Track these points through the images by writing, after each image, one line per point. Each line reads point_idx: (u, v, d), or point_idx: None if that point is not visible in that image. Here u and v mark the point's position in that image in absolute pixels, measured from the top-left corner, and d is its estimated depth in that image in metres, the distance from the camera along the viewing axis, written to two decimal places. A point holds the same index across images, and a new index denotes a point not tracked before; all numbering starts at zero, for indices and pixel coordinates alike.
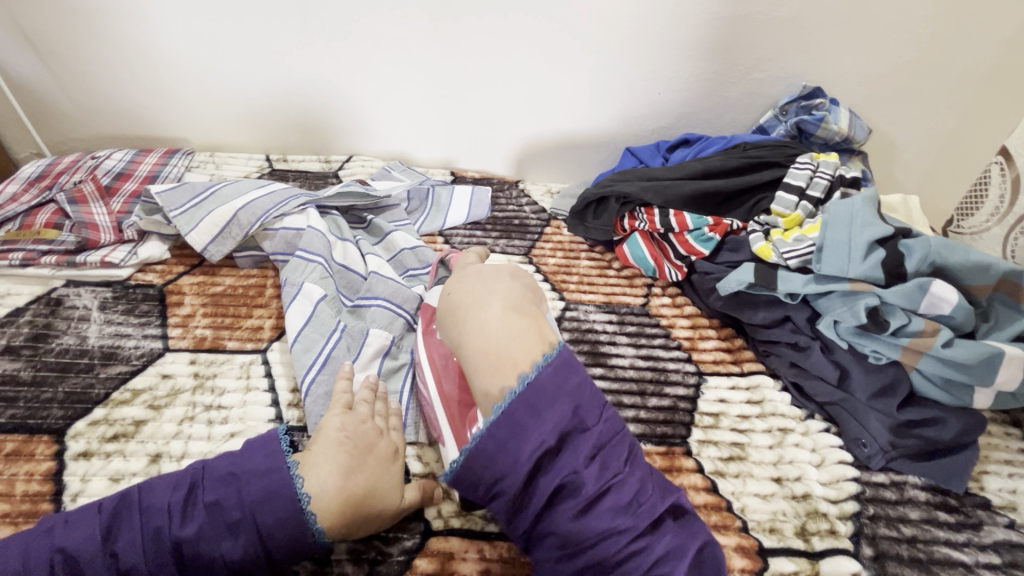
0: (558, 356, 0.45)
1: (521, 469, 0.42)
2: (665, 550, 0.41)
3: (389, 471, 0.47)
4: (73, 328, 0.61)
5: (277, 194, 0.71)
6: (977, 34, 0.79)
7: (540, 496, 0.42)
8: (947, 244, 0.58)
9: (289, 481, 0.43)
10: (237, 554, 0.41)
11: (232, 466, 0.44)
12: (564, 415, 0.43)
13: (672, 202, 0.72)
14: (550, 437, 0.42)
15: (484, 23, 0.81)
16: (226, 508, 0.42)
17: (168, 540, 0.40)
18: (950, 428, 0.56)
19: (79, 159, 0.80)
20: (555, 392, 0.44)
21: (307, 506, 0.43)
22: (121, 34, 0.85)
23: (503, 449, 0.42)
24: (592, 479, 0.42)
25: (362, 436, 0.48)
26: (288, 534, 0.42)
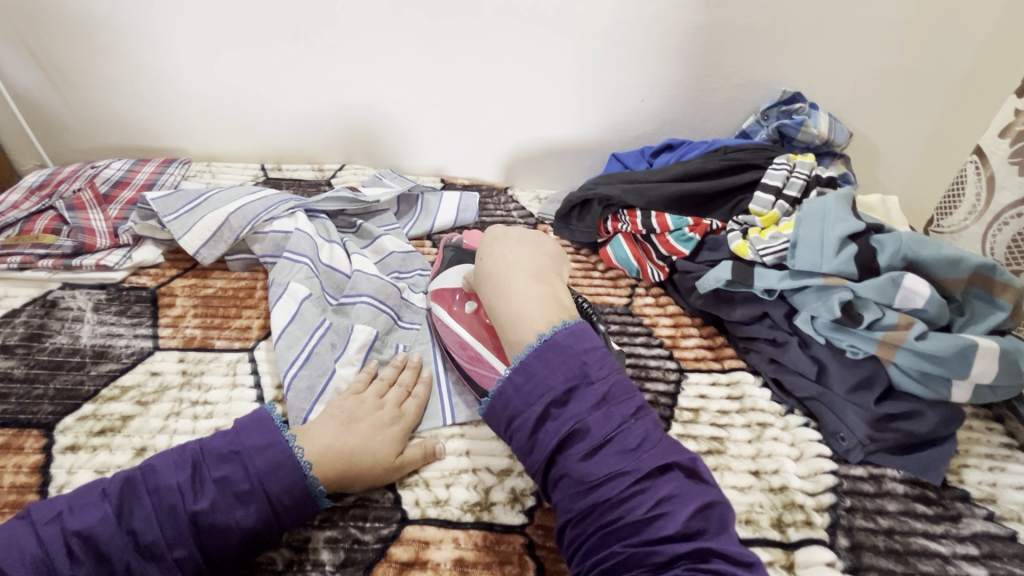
0: (574, 326, 0.50)
1: (551, 400, 0.46)
2: (666, 490, 0.42)
3: (385, 434, 0.51)
4: (67, 328, 0.63)
5: (268, 199, 0.73)
6: (950, 38, 0.81)
7: (552, 436, 0.45)
8: (919, 239, 0.59)
9: (290, 452, 0.46)
10: (251, 521, 0.44)
11: (234, 442, 0.46)
12: (573, 369, 0.47)
13: (654, 203, 0.74)
14: (561, 385, 0.46)
15: (470, 35, 0.84)
16: (233, 481, 0.44)
17: (184, 513, 0.42)
18: (927, 421, 0.57)
19: (80, 168, 0.83)
20: (565, 352, 0.48)
21: (309, 472, 0.46)
22: (121, 48, 0.88)
23: (521, 391, 0.47)
24: (599, 424, 0.44)
25: (350, 408, 0.52)
26: (296, 498, 0.45)
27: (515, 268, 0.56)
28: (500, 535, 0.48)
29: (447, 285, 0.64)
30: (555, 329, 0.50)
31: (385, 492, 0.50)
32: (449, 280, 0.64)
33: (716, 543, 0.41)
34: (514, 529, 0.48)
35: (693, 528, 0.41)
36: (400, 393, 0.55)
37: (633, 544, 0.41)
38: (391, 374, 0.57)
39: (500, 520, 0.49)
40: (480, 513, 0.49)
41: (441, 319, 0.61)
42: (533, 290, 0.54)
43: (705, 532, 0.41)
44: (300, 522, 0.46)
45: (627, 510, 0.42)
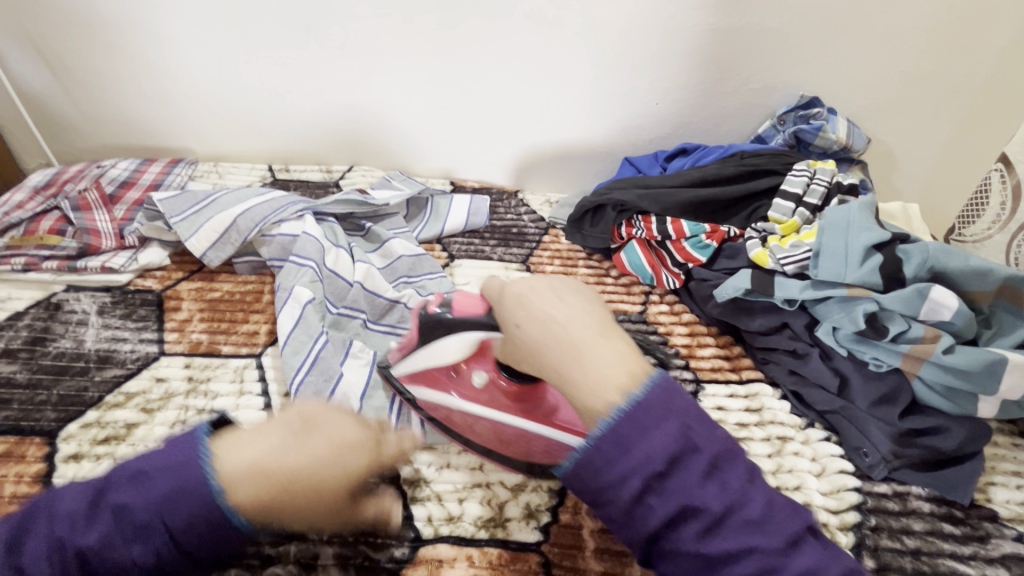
0: (658, 382, 0.37)
1: (646, 476, 0.34)
2: (808, 564, 0.34)
3: (347, 450, 0.40)
4: (71, 332, 0.61)
5: (276, 202, 0.71)
6: (972, 43, 0.79)
7: (652, 515, 0.34)
8: (944, 249, 0.57)
9: (208, 473, 0.35)
10: (150, 560, 0.33)
11: (136, 463, 0.36)
12: (674, 437, 0.35)
13: (670, 209, 0.72)
14: (662, 456, 0.34)
15: (482, 34, 0.82)
16: (133, 510, 0.34)
17: (67, 549, 0.33)
18: (954, 437, 0.55)
19: (85, 168, 0.82)
20: (663, 410, 0.35)
21: (227, 498, 0.35)
22: (128, 46, 0.87)
23: (610, 463, 0.35)
24: (714, 497, 0.34)
25: (308, 417, 0.40)
26: (206, 533, 0.34)
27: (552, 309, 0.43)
28: (516, 553, 0.47)
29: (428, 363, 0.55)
30: (643, 387, 0.36)
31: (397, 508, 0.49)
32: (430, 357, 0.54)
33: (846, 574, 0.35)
34: (530, 546, 0.47)
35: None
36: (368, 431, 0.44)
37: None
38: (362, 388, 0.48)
39: (516, 536, 0.48)
40: (495, 529, 0.48)
41: (450, 404, 0.54)
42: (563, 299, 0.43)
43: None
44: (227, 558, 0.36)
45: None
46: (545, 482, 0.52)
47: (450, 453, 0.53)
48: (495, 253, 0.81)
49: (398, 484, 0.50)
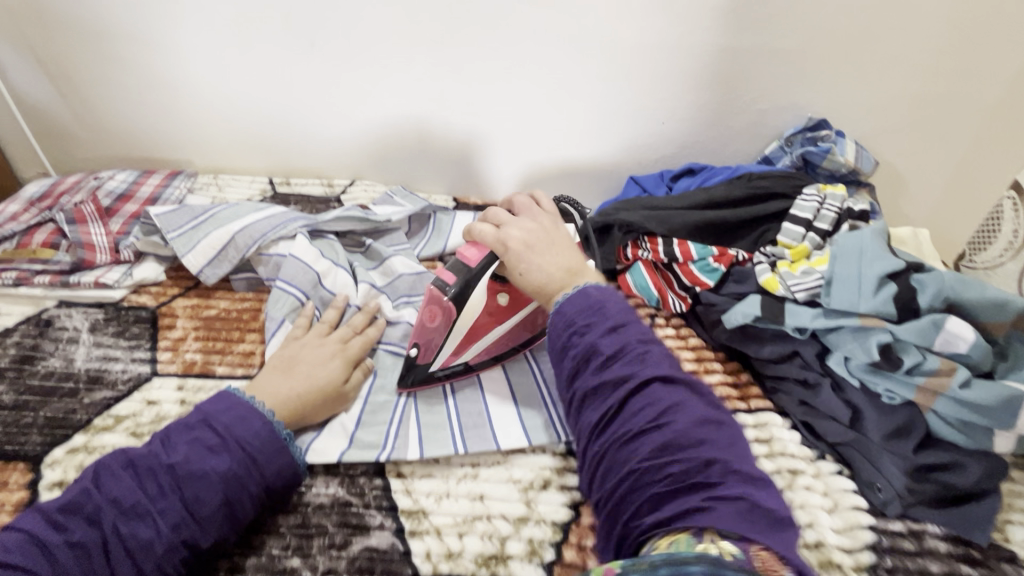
0: (602, 287, 0.51)
1: (573, 335, 0.48)
2: (676, 403, 0.43)
3: (328, 364, 0.55)
4: (61, 351, 0.60)
5: (276, 218, 0.70)
6: (981, 68, 0.79)
7: (572, 361, 0.47)
8: (961, 279, 0.56)
9: (252, 405, 0.48)
10: (226, 467, 0.44)
11: (197, 413, 0.48)
12: (606, 314, 0.48)
13: (676, 231, 0.71)
14: (580, 320, 0.48)
15: (488, 49, 0.81)
16: (204, 437, 0.46)
17: (161, 469, 0.44)
18: (970, 473, 0.53)
19: (83, 179, 0.80)
20: (602, 302, 0.49)
21: (272, 417, 0.49)
22: (130, 57, 0.86)
23: (559, 333, 0.49)
24: (612, 345, 0.46)
25: (298, 359, 0.55)
26: (267, 440, 0.47)
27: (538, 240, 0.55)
28: None
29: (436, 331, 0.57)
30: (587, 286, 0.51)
31: (393, 543, 0.46)
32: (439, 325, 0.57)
33: (729, 461, 0.41)
34: None
35: (701, 440, 0.41)
36: (347, 331, 0.59)
37: (649, 458, 0.41)
38: (334, 318, 0.61)
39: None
40: (497, 567, 0.46)
41: (488, 341, 0.60)
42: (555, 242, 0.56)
43: (717, 447, 0.41)
44: (282, 481, 0.47)
45: (637, 423, 0.43)
46: (549, 516, 0.50)
47: (450, 482, 0.51)
48: None
49: (396, 517, 0.48)
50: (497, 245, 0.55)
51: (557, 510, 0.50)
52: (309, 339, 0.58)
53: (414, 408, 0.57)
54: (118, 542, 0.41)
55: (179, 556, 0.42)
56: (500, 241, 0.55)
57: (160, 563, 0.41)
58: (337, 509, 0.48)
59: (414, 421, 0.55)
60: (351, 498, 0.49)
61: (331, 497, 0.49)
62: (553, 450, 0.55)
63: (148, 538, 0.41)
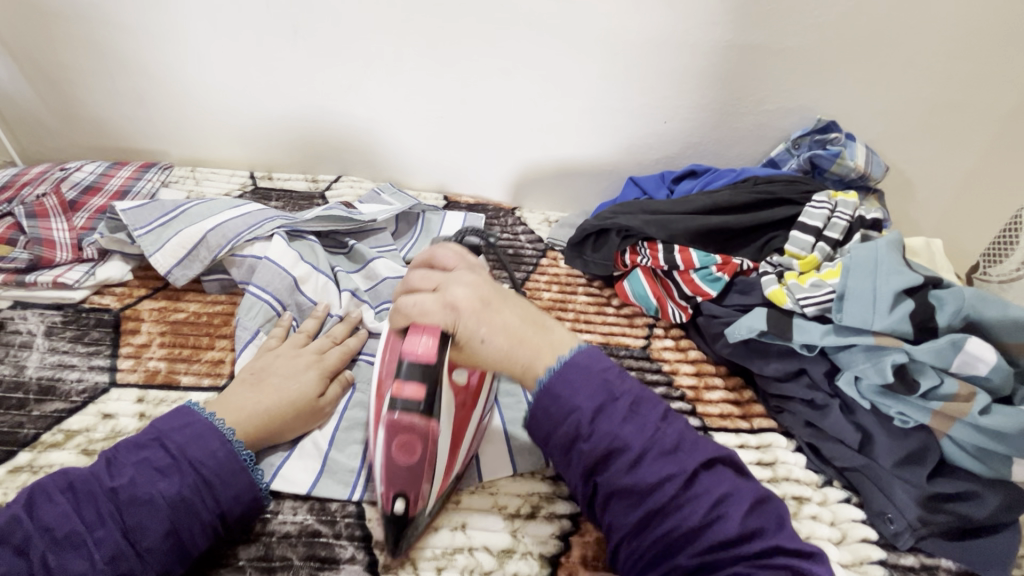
0: (587, 351, 0.44)
1: (579, 421, 0.41)
2: (721, 489, 0.40)
3: (302, 374, 0.50)
4: (12, 357, 0.55)
5: (252, 216, 0.66)
6: (1001, 71, 0.75)
7: (587, 457, 0.41)
8: (982, 296, 0.52)
9: (211, 423, 0.44)
10: (176, 491, 0.40)
11: (149, 430, 0.43)
12: (599, 390, 0.42)
13: (677, 237, 0.67)
14: (587, 404, 0.41)
15: (482, 41, 0.77)
16: (153, 458, 0.41)
17: (101, 492, 0.38)
18: (987, 504, 0.50)
19: (47, 169, 0.75)
20: (591, 372, 0.42)
21: (233, 437, 0.44)
22: (102, 41, 0.81)
23: (554, 417, 0.42)
24: (632, 435, 0.41)
25: (270, 371, 0.50)
26: (225, 461, 0.42)
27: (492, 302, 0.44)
28: None
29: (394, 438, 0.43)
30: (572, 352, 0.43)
31: None
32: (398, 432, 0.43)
33: (778, 539, 0.39)
34: None
35: (750, 528, 0.39)
36: (326, 340, 0.55)
37: (697, 555, 0.39)
38: (312, 328, 0.57)
39: None
40: None
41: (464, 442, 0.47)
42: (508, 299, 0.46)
43: (766, 530, 0.39)
44: (240, 507, 0.42)
45: (684, 517, 0.39)
46: (536, 548, 0.46)
47: (430, 509, 0.47)
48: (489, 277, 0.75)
49: (369, 549, 0.44)
50: (444, 315, 0.43)
51: (545, 541, 0.46)
52: (284, 349, 0.53)
53: None
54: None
55: None
56: (449, 308, 0.43)
57: None
58: (304, 539, 0.44)
59: None
60: (320, 527, 0.45)
61: (298, 525, 0.45)
62: (542, 472, 0.51)
63: (80, 573, 0.36)
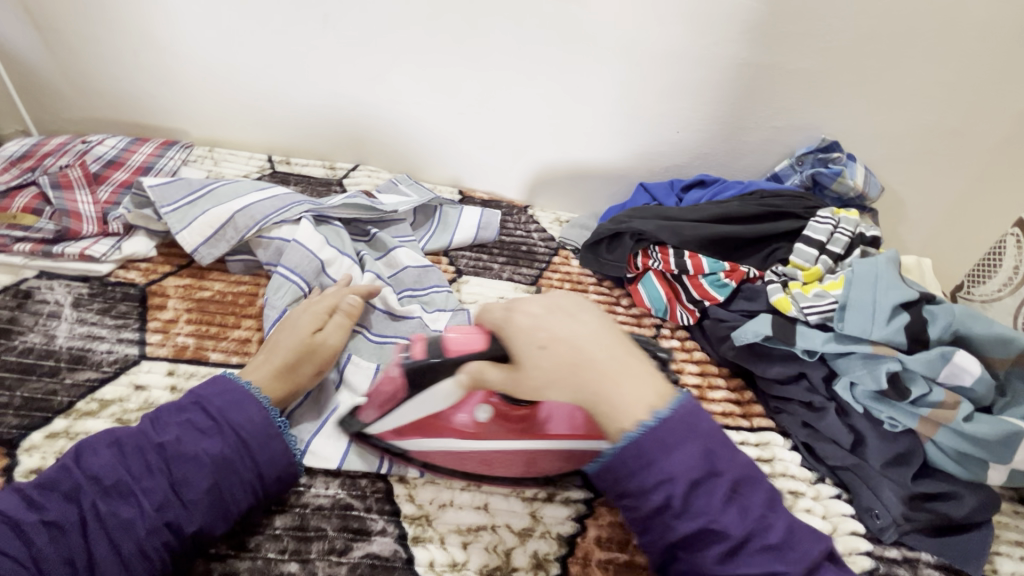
0: (683, 404, 0.42)
1: (672, 493, 0.39)
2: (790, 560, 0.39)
3: (307, 318, 0.54)
4: (41, 326, 0.56)
5: (279, 199, 0.67)
6: (992, 104, 0.80)
7: (672, 529, 0.40)
8: (970, 313, 0.57)
9: (248, 389, 0.46)
10: (217, 450, 0.43)
11: (190, 394, 0.46)
12: (698, 458, 0.40)
13: (688, 243, 0.70)
14: (684, 475, 0.39)
15: (508, 42, 0.79)
16: (195, 417, 0.44)
17: (149, 446, 0.42)
18: (965, 505, 0.54)
19: (69, 141, 0.76)
20: (690, 431, 0.40)
21: (269, 403, 0.46)
22: (126, 16, 0.81)
23: (635, 476, 0.40)
24: (730, 517, 0.39)
25: (278, 338, 0.52)
26: (261, 425, 0.45)
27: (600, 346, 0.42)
28: None
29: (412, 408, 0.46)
30: (669, 407, 0.41)
31: (396, 550, 0.45)
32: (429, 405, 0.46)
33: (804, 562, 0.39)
34: None
35: None
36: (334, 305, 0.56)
37: None
38: (325, 296, 0.58)
39: None
40: None
41: (496, 467, 0.49)
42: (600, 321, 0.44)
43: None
44: (276, 470, 0.45)
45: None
46: (555, 528, 0.49)
47: (455, 489, 0.50)
48: (504, 273, 0.77)
49: (399, 523, 0.46)
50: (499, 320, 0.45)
51: (563, 523, 0.49)
52: (309, 300, 0.58)
53: None
54: (97, 522, 0.39)
55: (160, 540, 0.40)
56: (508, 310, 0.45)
57: (141, 545, 0.39)
58: (338, 512, 0.46)
59: None
60: (352, 501, 0.47)
61: (331, 498, 0.47)
62: None
63: (129, 518, 0.39)
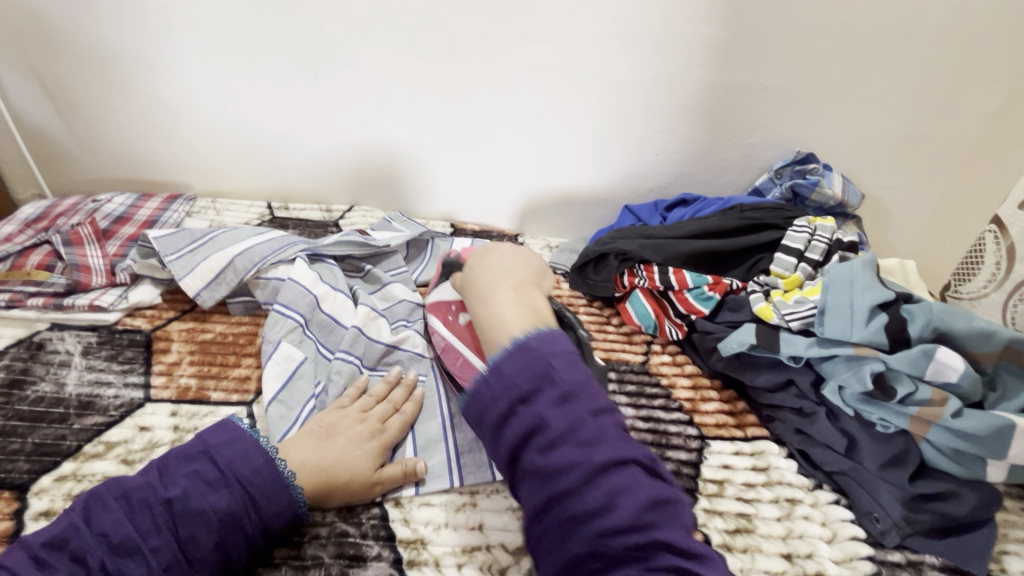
0: (548, 330, 0.45)
1: (515, 400, 0.41)
2: (623, 482, 0.39)
3: (363, 445, 0.51)
4: (52, 375, 0.59)
5: (275, 241, 0.70)
6: (958, 108, 0.82)
7: (514, 433, 0.41)
8: (948, 310, 0.58)
9: (258, 444, 0.48)
10: (224, 504, 0.44)
11: (198, 444, 0.47)
12: (538, 370, 0.42)
13: (671, 259, 0.72)
14: (523, 385, 0.41)
15: (486, 80, 0.83)
16: (203, 472, 0.45)
17: (157, 503, 0.43)
18: (965, 503, 0.54)
19: (80, 201, 0.81)
20: (534, 356, 0.43)
21: (277, 457, 0.48)
22: (134, 82, 0.87)
23: (491, 388, 0.42)
24: (559, 419, 0.40)
25: (333, 432, 0.52)
26: (268, 479, 0.46)
27: (500, 281, 0.55)
28: None
29: (443, 297, 0.64)
30: (529, 335, 0.45)
31: None
32: (447, 292, 0.64)
33: (668, 536, 0.38)
34: None
35: (642, 522, 0.38)
36: (389, 407, 0.56)
37: (588, 540, 0.37)
38: (381, 390, 0.57)
39: None
40: None
41: (445, 338, 0.61)
42: (513, 299, 0.52)
43: (660, 527, 0.38)
44: (280, 522, 0.46)
45: (582, 501, 0.38)
46: None
47: (449, 512, 0.51)
48: None
49: (394, 548, 0.47)
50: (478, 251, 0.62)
51: None
52: (352, 411, 0.54)
53: (411, 432, 0.56)
54: None
55: None
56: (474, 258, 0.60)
57: None
58: (334, 539, 0.48)
59: (411, 443, 0.55)
60: (348, 528, 0.48)
61: (328, 527, 0.48)
62: None
63: None
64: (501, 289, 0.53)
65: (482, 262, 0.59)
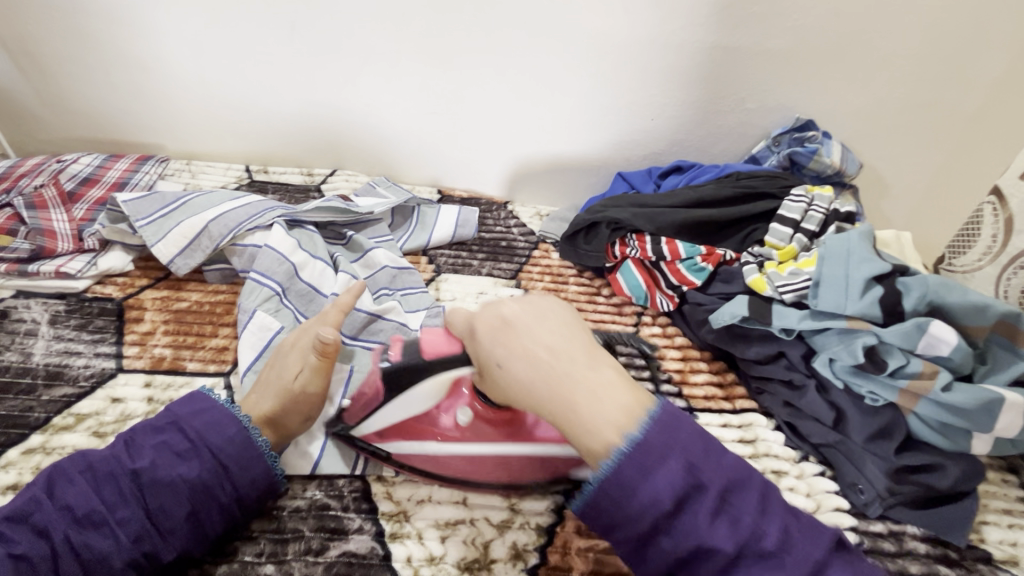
0: (666, 420, 0.40)
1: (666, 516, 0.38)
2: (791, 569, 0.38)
3: (285, 365, 0.50)
4: (18, 345, 0.57)
5: (252, 206, 0.67)
6: (965, 74, 0.79)
7: (667, 550, 0.39)
8: (946, 284, 0.56)
9: (228, 409, 0.46)
10: (195, 474, 0.42)
11: (167, 414, 0.46)
12: (683, 478, 0.38)
13: (665, 229, 0.70)
14: (666, 498, 0.38)
15: (475, 38, 0.79)
16: (173, 441, 0.44)
17: (124, 474, 0.41)
18: (950, 475, 0.54)
19: (44, 161, 0.76)
20: (674, 457, 0.39)
21: (250, 424, 0.46)
22: (97, 35, 0.81)
23: (625, 508, 0.39)
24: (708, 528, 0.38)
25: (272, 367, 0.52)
26: (241, 448, 0.45)
27: (558, 357, 0.42)
28: None
29: (403, 413, 0.49)
30: (643, 427, 0.40)
31: (372, 547, 0.45)
32: (415, 403, 0.48)
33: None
34: None
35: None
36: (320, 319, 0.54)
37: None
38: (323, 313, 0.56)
39: None
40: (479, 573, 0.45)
41: (428, 456, 0.49)
42: (598, 385, 0.42)
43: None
44: (257, 492, 0.45)
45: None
46: (534, 519, 0.49)
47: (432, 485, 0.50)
48: (484, 268, 0.77)
49: (376, 520, 0.47)
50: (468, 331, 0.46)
51: (542, 513, 0.49)
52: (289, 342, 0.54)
53: None
54: (69, 552, 0.39)
55: (135, 568, 0.40)
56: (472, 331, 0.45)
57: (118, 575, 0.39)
58: (314, 512, 0.47)
59: None
60: (329, 501, 0.48)
61: (308, 500, 0.48)
62: None
63: (104, 552, 0.39)
64: (573, 370, 0.42)
65: (499, 338, 0.44)
